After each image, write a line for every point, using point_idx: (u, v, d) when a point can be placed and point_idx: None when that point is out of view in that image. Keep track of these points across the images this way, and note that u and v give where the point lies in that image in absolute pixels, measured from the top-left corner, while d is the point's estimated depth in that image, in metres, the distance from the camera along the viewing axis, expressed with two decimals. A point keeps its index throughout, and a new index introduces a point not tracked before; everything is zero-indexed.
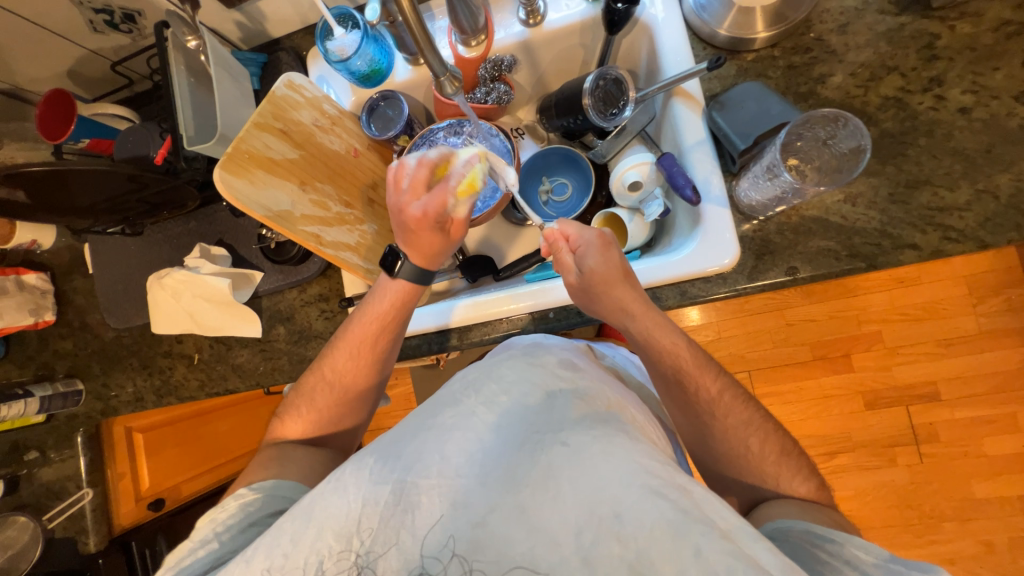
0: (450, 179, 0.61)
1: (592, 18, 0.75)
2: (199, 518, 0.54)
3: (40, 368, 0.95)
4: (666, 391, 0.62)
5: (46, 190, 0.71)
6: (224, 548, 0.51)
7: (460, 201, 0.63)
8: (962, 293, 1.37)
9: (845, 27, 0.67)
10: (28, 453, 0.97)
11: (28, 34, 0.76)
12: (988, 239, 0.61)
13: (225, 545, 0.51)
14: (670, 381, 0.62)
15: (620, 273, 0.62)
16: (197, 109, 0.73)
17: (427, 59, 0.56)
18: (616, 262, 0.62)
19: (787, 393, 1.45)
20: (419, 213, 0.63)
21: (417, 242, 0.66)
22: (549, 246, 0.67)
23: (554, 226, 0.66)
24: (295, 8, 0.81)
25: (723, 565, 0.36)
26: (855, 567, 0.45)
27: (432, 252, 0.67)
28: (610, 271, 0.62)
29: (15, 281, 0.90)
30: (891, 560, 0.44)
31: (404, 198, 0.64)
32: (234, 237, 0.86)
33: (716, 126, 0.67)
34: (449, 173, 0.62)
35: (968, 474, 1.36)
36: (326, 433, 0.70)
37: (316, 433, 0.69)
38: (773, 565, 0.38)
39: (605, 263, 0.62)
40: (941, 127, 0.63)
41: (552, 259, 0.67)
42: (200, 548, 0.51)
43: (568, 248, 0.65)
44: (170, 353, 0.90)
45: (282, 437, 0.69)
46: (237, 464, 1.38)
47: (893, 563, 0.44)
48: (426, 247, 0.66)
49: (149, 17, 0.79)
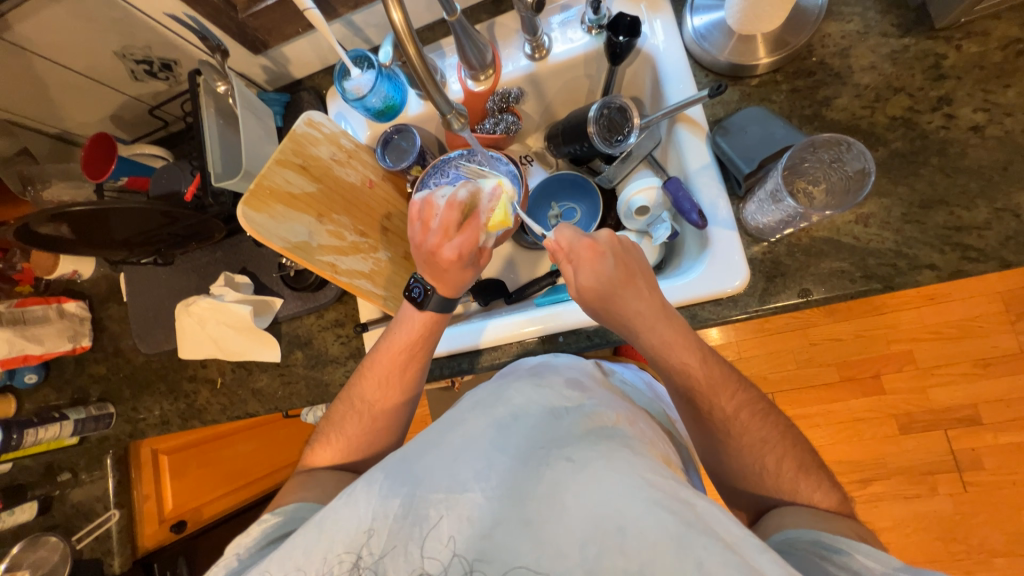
0: (481, 216, 0.67)
1: (595, 50, 0.78)
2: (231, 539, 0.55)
3: (76, 392, 1.00)
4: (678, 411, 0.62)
5: (87, 226, 0.76)
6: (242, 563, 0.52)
7: (488, 236, 0.68)
8: (997, 310, 1.31)
9: (847, 51, 0.67)
10: (61, 474, 1.01)
11: (77, 84, 0.83)
12: (1010, 258, 0.59)
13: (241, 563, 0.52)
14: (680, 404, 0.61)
15: (615, 285, 0.60)
16: (224, 148, 0.79)
17: (433, 99, 0.59)
18: (612, 272, 0.60)
19: (814, 416, 1.39)
20: (459, 250, 0.66)
21: (447, 279, 0.68)
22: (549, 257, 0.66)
23: (554, 236, 0.63)
24: (316, 51, 0.86)
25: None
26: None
27: (460, 290, 0.70)
28: (605, 284, 0.60)
29: (56, 309, 0.96)
30: (900, 570, 0.42)
31: (435, 238, 0.66)
32: (257, 265, 0.90)
33: (720, 150, 0.68)
34: (478, 211, 0.67)
35: (1016, 503, 1.27)
36: (360, 458, 0.69)
37: (349, 461, 0.69)
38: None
39: (596, 279, 0.60)
40: (953, 146, 0.62)
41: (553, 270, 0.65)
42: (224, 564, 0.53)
43: (565, 260, 0.63)
44: (195, 378, 0.93)
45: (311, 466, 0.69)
46: (257, 486, 1.40)
47: (903, 572, 0.41)
48: (455, 283, 0.68)
49: (184, 65, 0.85)
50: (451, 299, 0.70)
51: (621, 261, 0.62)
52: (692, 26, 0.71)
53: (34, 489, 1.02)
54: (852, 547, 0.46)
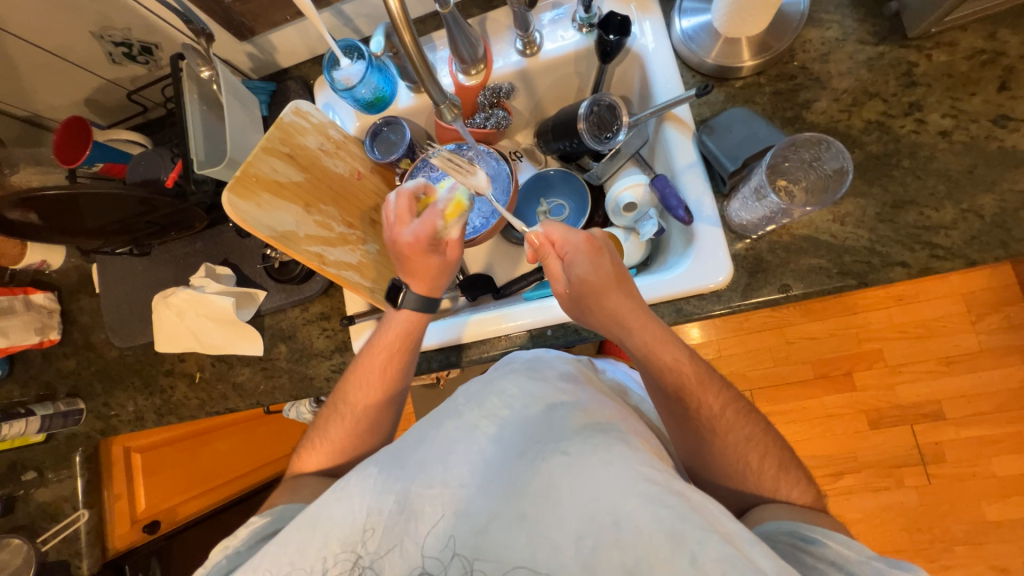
0: (436, 203, 0.68)
1: (586, 48, 0.79)
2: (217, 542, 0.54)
3: (42, 388, 0.95)
4: (669, 405, 0.62)
5: (59, 212, 0.74)
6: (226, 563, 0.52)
7: (447, 223, 0.68)
8: (960, 310, 1.37)
9: (826, 56, 0.70)
10: (25, 473, 0.96)
11: (49, 65, 0.80)
12: (974, 256, 0.62)
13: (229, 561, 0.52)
14: (674, 394, 0.61)
15: (611, 278, 0.61)
16: (208, 135, 0.77)
17: (428, 89, 0.60)
18: (609, 270, 0.61)
19: (790, 413, 1.43)
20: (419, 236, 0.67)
21: (415, 268, 0.69)
22: (535, 251, 0.66)
23: (542, 230, 0.65)
24: (304, 40, 0.85)
25: (719, 570, 0.37)
26: (839, 567, 0.45)
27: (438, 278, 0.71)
28: (603, 279, 0.61)
29: (23, 300, 0.91)
30: (873, 558, 0.45)
31: (394, 228, 0.69)
32: (239, 257, 0.87)
33: (706, 149, 0.70)
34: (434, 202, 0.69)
35: (976, 495, 1.34)
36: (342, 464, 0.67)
37: (335, 464, 0.67)
38: (771, 567, 0.38)
39: (594, 270, 0.61)
40: (923, 149, 0.65)
41: (539, 263, 0.65)
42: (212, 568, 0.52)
43: (556, 254, 0.64)
44: (172, 372, 0.90)
45: (299, 470, 0.68)
46: (234, 486, 1.35)
47: (875, 560, 0.44)
48: (421, 273, 0.69)
49: (165, 50, 0.83)
50: (429, 298, 0.70)
51: (614, 259, 0.63)
52: (681, 27, 0.73)
53: None
54: (828, 537, 0.48)
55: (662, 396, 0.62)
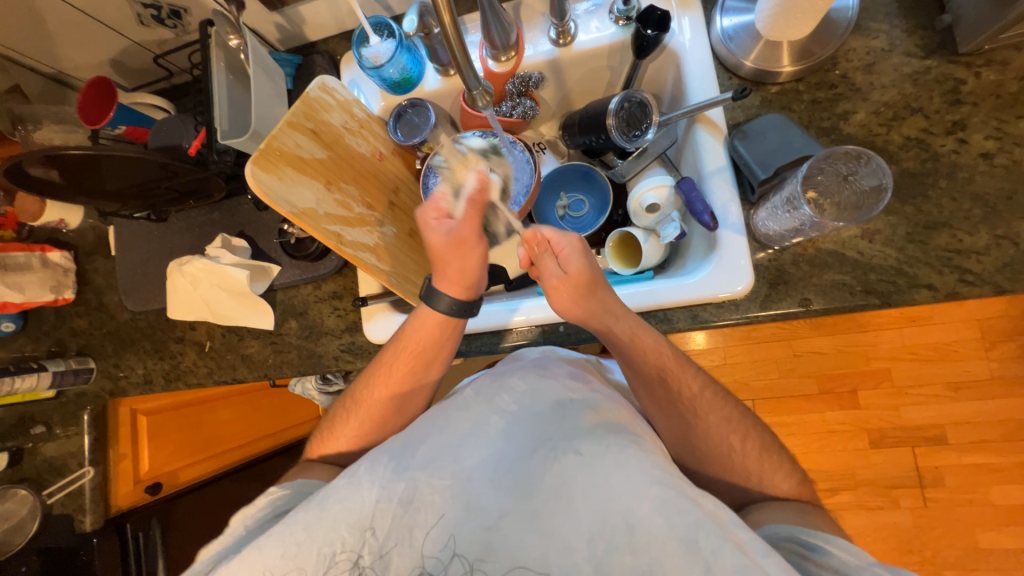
0: (472, 196, 0.62)
1: (620, 42, 0.77)
2: (236, 511, 0.56)
3: (54, 344, 0.97)
4: (650, 387, 0.61)
5: (80, 171, 0.73)
6: (245, 532, 0.54)
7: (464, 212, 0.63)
8: (975, 336, 1.35)
9: (870, 66, 0.68)
10: (35, 427, 0.98)
11: (79, 23, 0.79)
12: (1005, 284, 0.61)
13: (242, 533, 0.54)
14: (656, 376, 0.60)
15: (602, 275, 0.62)
16: (232, 105, 0.76)
17: (462, 74, 0.59)
18: (597, 266, 0.62)
19: (791, 425, 1.43)
20: (446, 236, 0.64)
21: (446, 270, 0.65)
22: (530, 250, 0.63)
23: (534, 227, 0.62)
24: (334, 14, 0.84)
25: None
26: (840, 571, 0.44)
27: (468, 282, 0.66)
28: (595, 272, 0.61)
29: (39, 257, 0.92)
30: (872, 563, 0.44)
31: (436, 226, 0.65)
32: (255, 230, 0.87)
33: (737, 154, 0.69)
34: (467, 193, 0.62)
35: (973, 522, 1.33)
36: (361, 449, 0.68)
37: (359, 448, 0.68)
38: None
39: (588, 265, 0.61)
40: (962, 170, 0.63)
41: (533, 264, 0.63)
42: (227, 534, 0.54)
43: (551, 252, 0.62)
44: (183, 339, 0.91)
45: (321, 453, 0.68)
46: (234, 455, 1.36)
47: (875, 566, 0.43)
48: (462, 279, 0.65)
49: (194, 15, 0.82)
50: (469, 303, 0.67)
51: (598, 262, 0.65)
52: (721, 26, 0.71)
53: (6, 440, 0.99)
54: (829, 542, 0.47)
55: (642, 381, 0.61)
